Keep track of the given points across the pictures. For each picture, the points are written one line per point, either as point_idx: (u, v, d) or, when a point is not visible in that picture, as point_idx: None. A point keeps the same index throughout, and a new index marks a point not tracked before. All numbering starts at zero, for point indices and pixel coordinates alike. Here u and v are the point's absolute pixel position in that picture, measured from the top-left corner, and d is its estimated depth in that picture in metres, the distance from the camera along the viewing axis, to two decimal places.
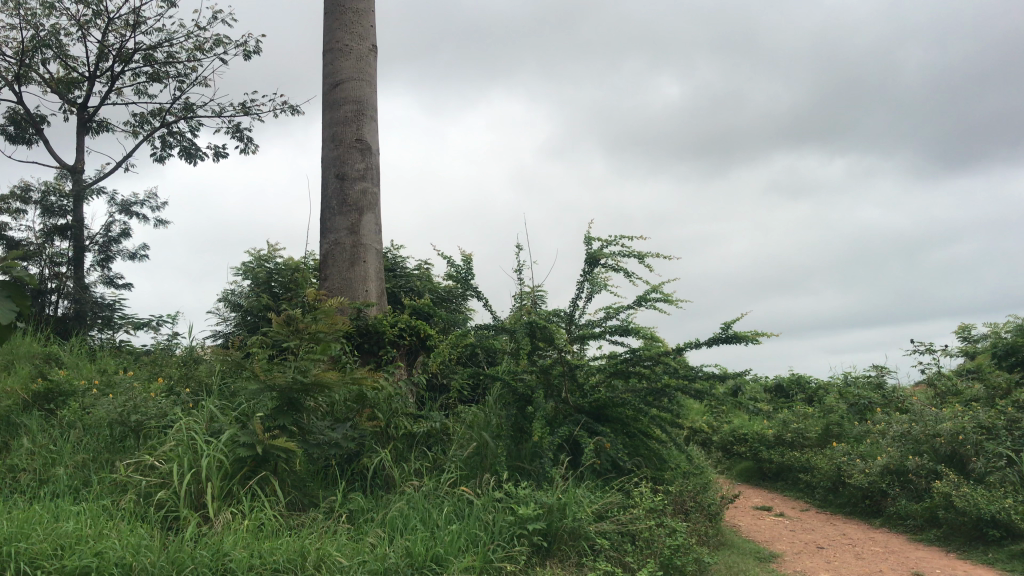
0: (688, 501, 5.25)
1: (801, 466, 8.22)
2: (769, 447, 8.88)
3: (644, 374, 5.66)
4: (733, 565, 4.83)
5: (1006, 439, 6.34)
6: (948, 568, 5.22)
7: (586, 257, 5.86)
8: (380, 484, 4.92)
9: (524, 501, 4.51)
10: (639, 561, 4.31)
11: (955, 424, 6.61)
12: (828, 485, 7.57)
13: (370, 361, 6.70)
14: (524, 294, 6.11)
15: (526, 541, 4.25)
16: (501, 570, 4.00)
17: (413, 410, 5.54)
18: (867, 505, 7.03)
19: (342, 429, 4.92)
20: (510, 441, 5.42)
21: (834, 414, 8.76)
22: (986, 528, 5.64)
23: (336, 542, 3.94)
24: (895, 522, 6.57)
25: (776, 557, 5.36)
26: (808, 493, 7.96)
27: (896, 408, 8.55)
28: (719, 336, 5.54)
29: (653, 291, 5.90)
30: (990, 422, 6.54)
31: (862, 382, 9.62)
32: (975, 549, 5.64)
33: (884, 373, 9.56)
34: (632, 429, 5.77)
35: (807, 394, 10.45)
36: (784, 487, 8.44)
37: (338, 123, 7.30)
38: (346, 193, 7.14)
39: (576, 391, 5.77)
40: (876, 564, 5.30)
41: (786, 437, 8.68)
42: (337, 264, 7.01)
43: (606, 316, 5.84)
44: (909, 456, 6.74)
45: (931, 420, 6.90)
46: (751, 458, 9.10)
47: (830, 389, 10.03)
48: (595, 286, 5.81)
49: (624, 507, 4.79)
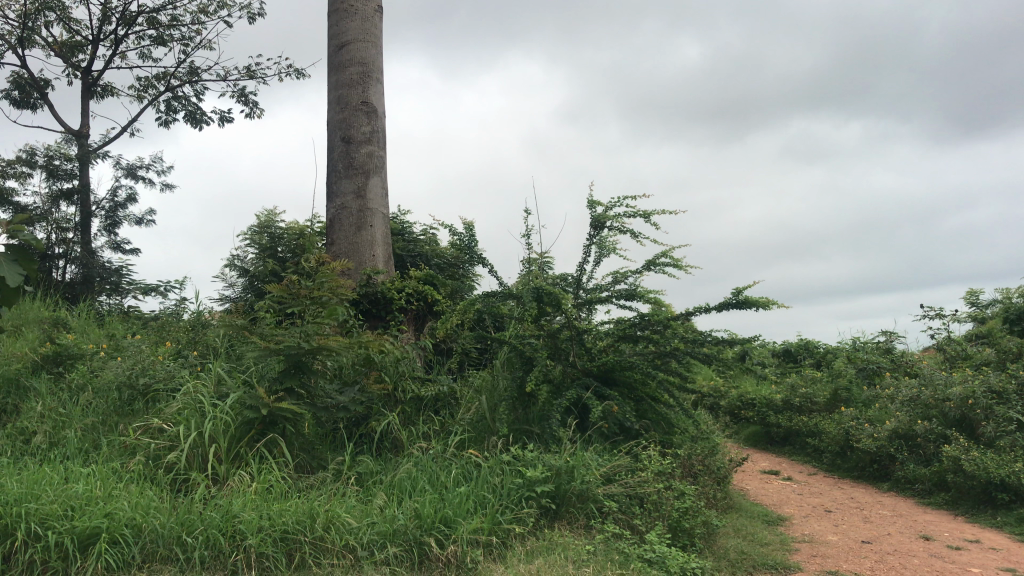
0: (696, 463, 5.24)
1: (809, 430, 8.23)
2: (776, 411, 8.90)
3: (653, 339, 5.68)
4: (741, 528, 4.85)
5: (1016, 403, 6.29)
6: (956, 531, 5.23)
7: (591, 221, 5.79)
8: (388, 447, 4.93)
9: (532, 464, 4.53)
10: (647, 523, 4.32)
11: (965, 388, 6.57)
12: (836, 449, 7.58)
13: (378, 325, 6.69)
14: (531, 261, 6.07)
15: (534, 503, 4.28)
16: (510, 532, 4.02)
17: (420, 373, 5.52)
18: (875, 470, 7.04)
19: (350, 393, 4.92)
20: (518, 404, 5.42)
21: (842, 378, 8.74)
22: (995, 492, 5.64)
23: (345, 504, 3.95)
24: (903, 486, 6.58)
25: (784, 520, 5.37)
26: (816, 457, 7.97)
27: (904, 373, 8.53)
28: (728, 302, 5.51)
29: (662, 255, 5.85)
30: (1000, 386, 6.49)
31: (870, 348, 9.61)
32: (983, 512, 5.65)
33: (893, 337, 9.54)
34: (640, 393, 5.74)
35: (815, 359, 10.45)
36: (792, 451, 8.45)
37: (344, 86, 7.22)
38: (352, 156, 7.09)
39: (584, 355, 5.75)
40: (885, 527, 5.30)
41: (793, 402, 8.69)
42: (344, 228, 6.98)
43: (614, 280, 5.79)
44: (918, 420, 6.71)
45: (941, 385, 6.86)
46: (758, 422, 9.13)
47: (838, 354, 10.02)
48: (602, 250, 5.77)
49: (631, 470, 4.79)
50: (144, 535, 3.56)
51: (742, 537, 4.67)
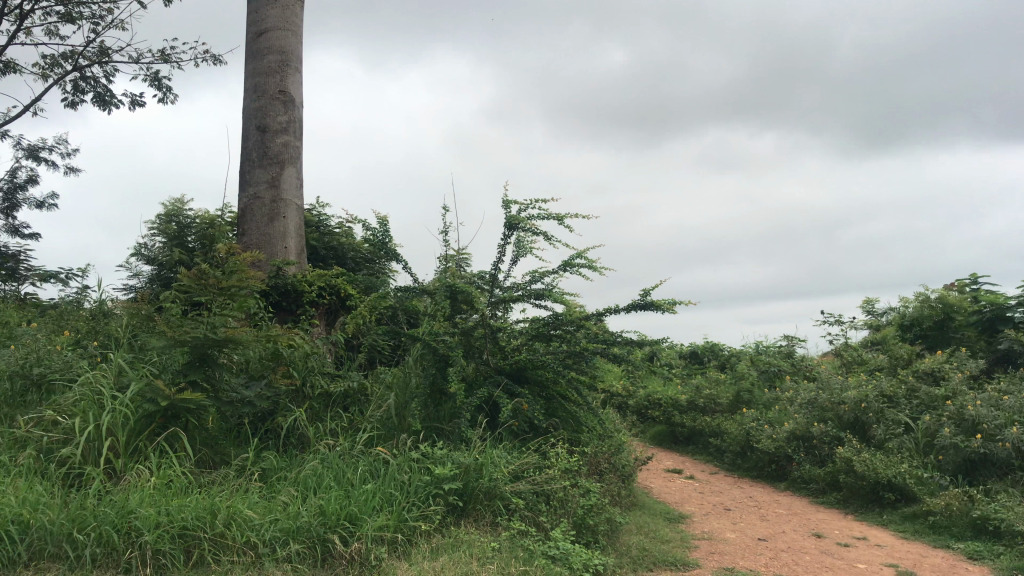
0: (603, 462, 5.32)
1: (712, 431, 8.45)
2: (682, 411, 9.11)
3: (564, 338, 5.78)
4: (643, 525, 4.95)
5: (905, 406, 6.60)
6: (846, 529, 5.44)
7: (505, 221, 5.81)
8: (294, 443, 4.86)
9: (441, 461, 4.53)
10: (553, 520, 4.37)
11: (858, 392, 6.85)
12: (737, 449, 7.81)
13: (288, 320, 6.58)
14: (448, 258, 6.11)
15: (441, 500, 4.28)
16: (415, 529, 4.02)
17: (329, 368, 5.46)
18: (773, 470, 7.28)
19: (257, 387, 4.81)
20: (428, 401, 5.39)
21: (745, 380, 9.01)
22: (883, 491, 5.90)
23: (248, 500, 3.88)
24: (798, 485, 6.82)
25: (685, 518, 5.51)
26: (718, 457, 8.19)
27: (803, 377, 8.85)
28: (637, 303, 5.61)
29: (577, 255, 5.92)
30: (891, 391, 6.80)
31: (772, 352, 9.93)
32: (871, 511, 5.90)
33: (794, 342, 9.89)
34: (551, 391, 5.79)
35: (720, 361, 10.75)
36: (695, 450, 8.67)
37: (261, 74, 7.07)
38: (267, 145, 6.95)
39: (497, 353, 5.75)
40: (780, 525, 5.48)
41: (698, 402, 8.91)
42: (256, 218, 6.84)
43: (530, 280, 5.84)
44: (814, 423, 6.97)
45: (837, 388, 7.14)
46: (664, 422, 9.34)
47: (742, 357, 10.34)
48: (518, 250, 5.80)
49: (539, 468, 4.82)
50: (32, 532, 3.43)
51: (644, 534, 4.77)
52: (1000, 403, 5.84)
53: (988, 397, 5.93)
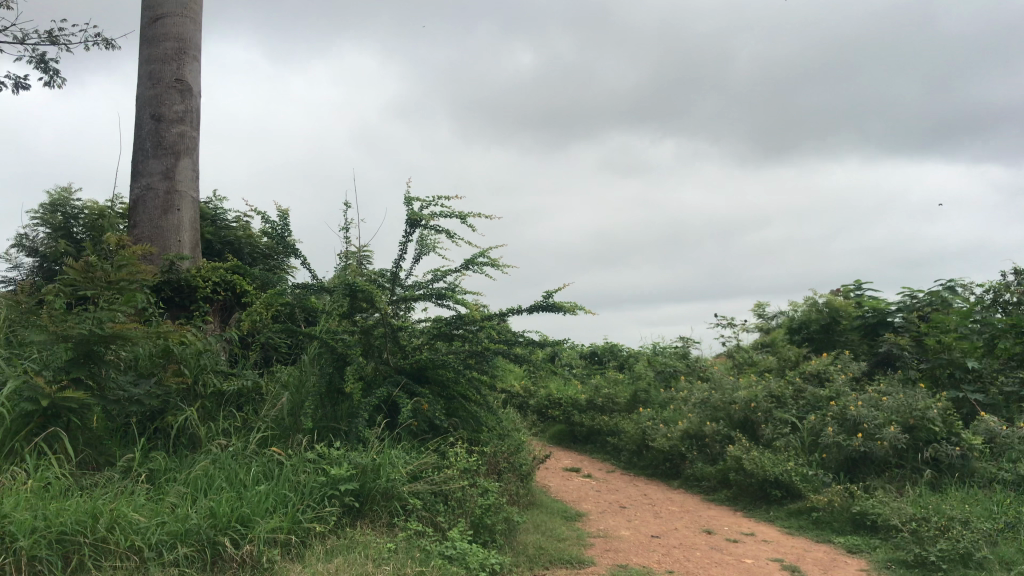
0: (501, 461, 5.34)
1: (609, 430, 8.59)
2: (580, 410, 9.24)
3: (466, 338, 5.77)
4: (540, 524, 4.99)
5: (792, 406, 6.86)
6: (734, 525, 5.62)
7: (406, 218, 5.76)
8: (184, 443, 4.71)
9: (337, 462, 4.46)
10: (450, 521, 4.36)
11: (748, 392, 7.08)
12: (633, 448, 7.97)
13: (180, 316, 6.37)
14: (349, 255, 6.02)
15: (337, 501, 4.21)
16: (310, 531, 3.94)
17: (222, 366, 5.31)
18: (667, 468, 7.45)
19: (145, 385, 4.61)
20: (325, 400, 5.28)
21: (642, 380, 9.20)
22: (770, 488, 6.11)
23: (133, 503, 3.73)
24: (691, 483, 7.01)
25: (581, 516, 5.58)
26: (614, 456, 8.34)
27: (698, 377, 9.10)
28: (539, 304, 5.66)
29: (480, 254, 5.92)
30: (779, 391, 7.05)
31: (669, 353, 10.17)
32: (759, 507, 6.11)
33: (689, 343, 10.15)
34: (451, 391, 5.79)
35: (618, 361, 10.95)
36: (592, 449, 8.80)
37: (156, 60, 6.82)
38: (161, 135, 6.71)
39: (397, 353, 5.72)
40: (672, 522, 5.62)
41: (596, 402, 9.04)
42: (148, 210, 6.59)
43: (432, 279, 5.80)
44: (707, 422, 7.16)
45: (728, 389, 7.36)
46: (563, 421, 9.45)
47: (639, 357, 10.56)
48: (420, 248, 5.77)
49: (438, 468, 4.80)
50: None
51: (540, 533, 4.81)
52: (879, 403, 6.13)
53: (868, 398, 6.21)
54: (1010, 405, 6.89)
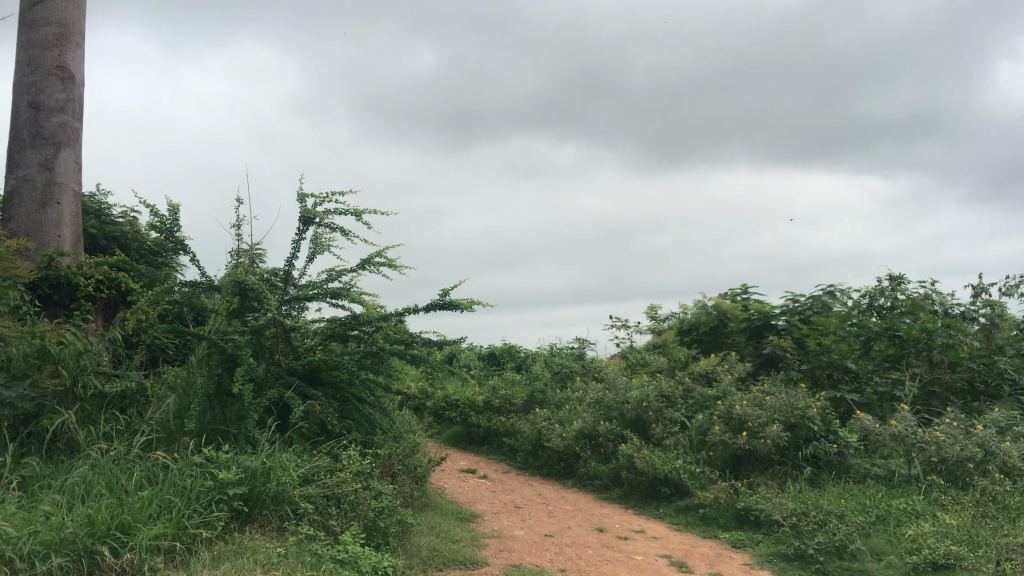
0: (396, 463, 5.30)
1: (505, 430, 8.64)
2: (477, 411, 9.25)
3: (361, 338, 5.71)
4: (434, 526, 4.97)
5: (681, 405, 7.05)
6: (625, 523, 5.73)
7: (299, 215, 5.65)
8: (61, 449, 4.49)
9: (225, 466, 4.33)
10: (343, 524, 4.30)
11: (641, 392, 7.24)
12: (528, 449, 8.03)
13: (59, 315, 6.07)
14: (241, 253, 5.87)
15: (224, 506, 4.09)
16: (196, 537, 3.82)
17: (104, 368, 5.09)
18: (561, 467, 7.54)
19: (19, 388, 4.37)
20: (213, 403, 5.13)
21: (539, 381, 9.29)
22: (660, 486, 6.27)
23: (3, 512, 3.53)
24: (584, 482, 7.12)
25: (476, 517, 5.59)
26: (510, 456, 8.38)
27: (592, 378, 9.25)
28: (435, 302, 5.64)
29: (376, 254, 5.86)
30: (670, 391, 7.24)
31: (565, 353, 10.30)
32: (649, 505, 6.26)
33: (585, 344, 10.31)
34: (345, 393, 5.70)
35: (515, 362, 11.02)
36: (488, 450, 8.83)
37: (35, 46, 6.48)
38: (40, 124, 6.38)
39: (290, 354, 5.58)
40: (565, 521, 5.69)
41: (493, 403, 9.08)
42: (25, 203, 6.26)
43: (326, 278, 5.71)
44: (601, 422, 7.29)
45: (621, 389, 7.51)
46: (460, 422, 9.45)
47: (536, 358, 10.66)
48: (313, 247, 5.66)
49: (331, 471, 4.73)
50: None
51: (434, 534, 4.79)
52: (763, 403, 6.36)
53: (753, 398, 6.44)
54: (883, 404, 7.27)
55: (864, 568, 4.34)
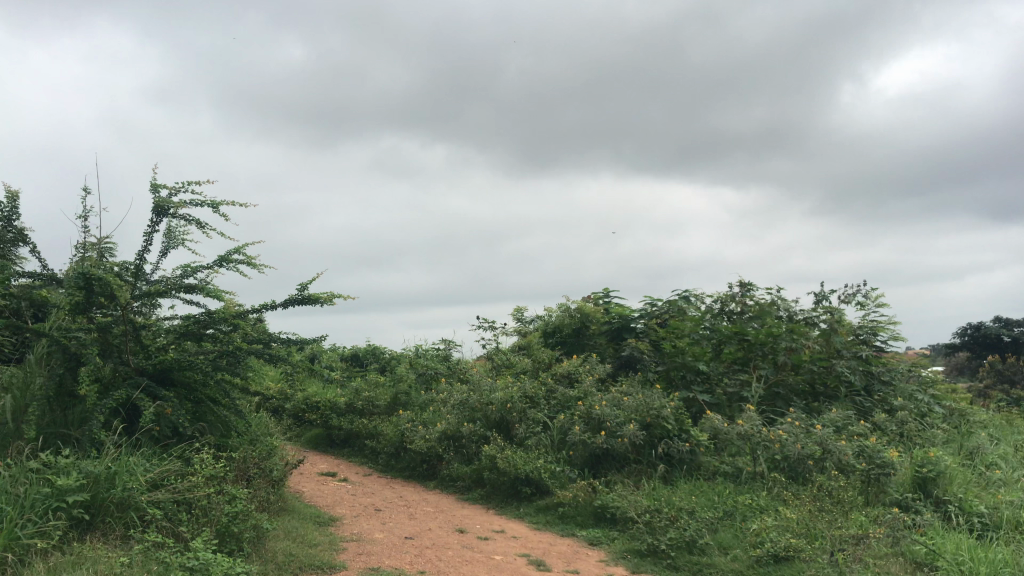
0: (252, 467, 5.14)
1: (368, 432, 8.54)
2: (339, 413, 9.10)
3: (217, 338, 5.52)
4: (291, 530, 4.85)
5: (544, 406, 7.17)
6: (486, 523, 5.77)
7: (152, 205, 5.39)
8: None
9: (65, 471, 4.08)
10: (193, 530, 4.12)
11: (504, 393, 7.30)
12: (391, 451, 7.97)
13: None
14: (88, 246, 5.54)
15: (64, 514, 3.85)
16: (30, 548, 3.57)
17: None
18: (424, 469, 7.51)
19: None
20: (53, 404, 4.83)
21: (403, 382, 9.22)
22: (521, 486, 6.34)
23: None
24: (446, 483, 7.12)
25: (335, 521, 5.49)
26: (372, 459, 8.28)
27: (457, 379, 9.26)
28: (294, 298, 5.54)
29: (235, 251, 5.67)
30: (533, 392, 7.34)
31: (430, 355, 10.28)
32: (510, 505, 6.32)
33: (450, 345, 10.32)
34: (199, 395, 5.48)
35: (380, 364, 10.91)
36: (350, 453, 8.70)
37: None
38: None
39: (140, 353, 5.31)
40: (426, 523, 5.67)
41: (356, 405, 8.95)
42: None
43: (181, 274, 5.48)
44: (464, 423, 7.30)
45: (485, 390, 7.55)
46: (321, 425, 9.27)
47: (401, 360, 10.59)
48: (167, 241, 5.42)
49: (181, 475, 4.54)
50: None
51: (291, 539, 4.67)
52: (621, 403, 6.54)
53: (612, 398, 6.61)
54: (731, 404, 7.63)
55: (712, 562, 4.54)
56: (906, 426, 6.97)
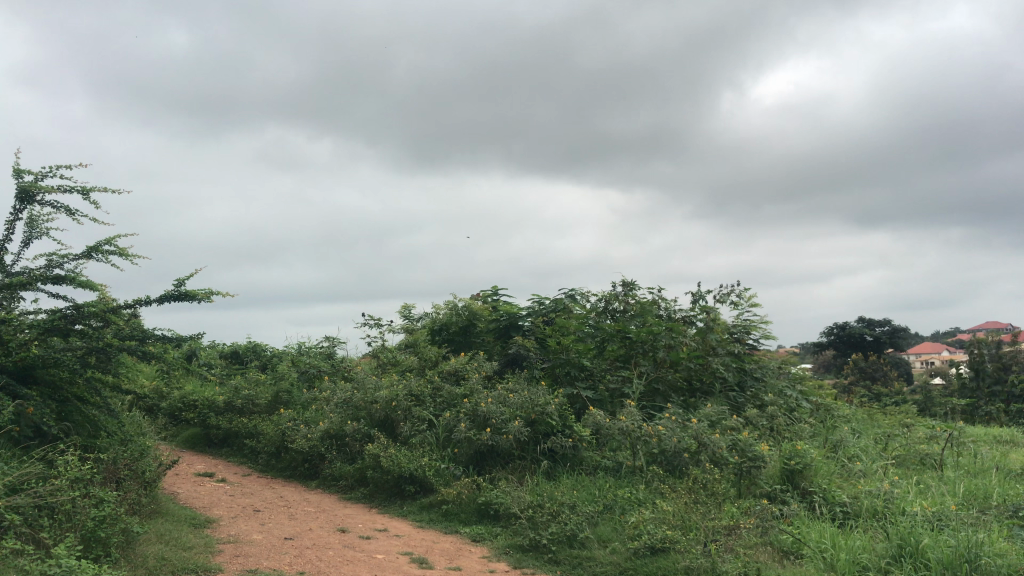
0: (122, 468, 4.92)
1: (247, 431, 8.31)
2: (218, 412, 8.82)
3: (85, 333, 5.26)
4: (164, 534, 4.66)
5: (429, 404, 7.16)
6: (369, 522, 5.71)
7: (16, 191, 5.09)
8: None
9: None
10: (56, 536, 3.90)
11: (389, 391, 7.24)
12: (271, 450, 7.78)
13: None
14: None
15: None
16: None
17: None
18: (306, 469, 7.37)
19: None
20: None
21: (285, 381, 9.02)
22: (404, 484, 6.31)
23: None
24: (328, 483, 7.01)
25: (211, 522, 5.32)
26: (251, 459, 8.07)
27: (341, 377, 9.13)
28: (170, 293, 5.36)
29: (106, 242, 5.42)
30: (418, 390, 7.31)
31: (313, 352, 10.08)
32: (393, 503, 6.28)
33: (335, 343, 10.16)
34: (65, 394, 5.21)
35: (261, 362, 10.63)
36: (228, 453, 8.44)
37: None
38: None
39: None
40: (306, 523, 5.56)
41: (235, 403, 8.69)
42: None
43: (47, 265, 5.20)
44: (347, 422, 7.20)
45: (370, 388, 7.47)
46: (198, 424, 8.96)
47: (283, 357, 10.36)
48: (32, 229, 5.13)
49: (44, 478, 4.30)
50: None
51: (163, 543, 4.49)
52: (506, 400, 6.58)
53: (497, 395, 6.65)
54: (613, 400, 7.80)
55: (591, 555, 4.64)
56: (775, 421, 7.30)
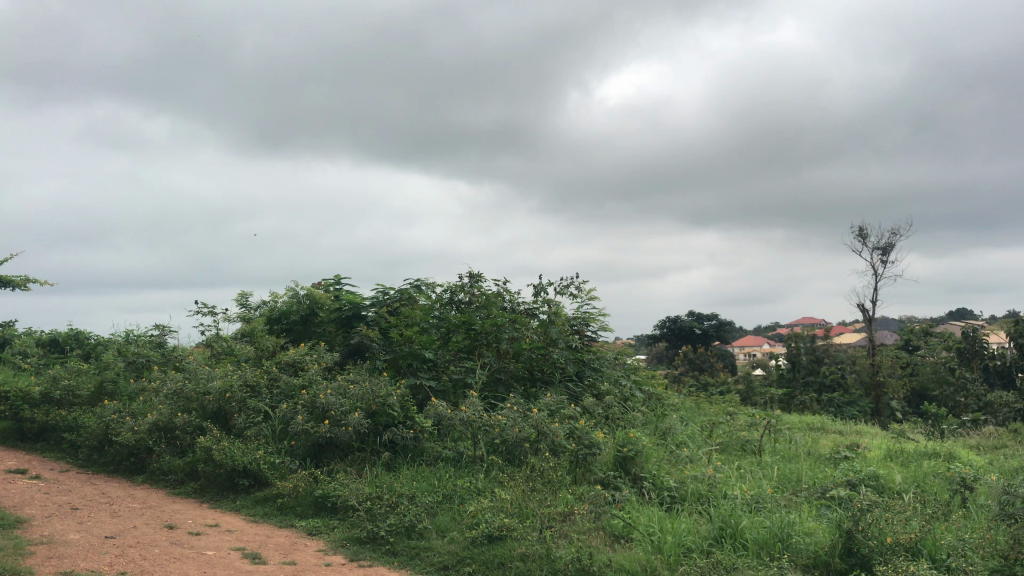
0: None
1: (66, 425, 7.79)
2: (33, 405, 8.22)
3: None
4: None
5: (265, 395, 6.96)
6: (199, 518, 5.48)
7: None
8: None
9: None
10: None
11: (223, 381, 6.96)
12: (93, 444, 7.33)
13: None
14: None
15: None
16: None
17: None
18: (131, 463, 6.99)
19: None
20: None
21: (109, 371, 8.51)
22: (238, 478, 6.09)
23: None
24: (156, 478, 6.68)
25: (22, 522, 4.95)
26: (70, 453, 7.57)
27: (171, 368, 8.71)
28: None
29: None
30: (254, 380, 7.08)
31: (142, 341, 9.56)
32: (225, 498, 6.06)
33: (165, 331, 9.67)
34: None
35: (83, 351, 9.98)
36: (44, 448, 7.88)
37: None
38: None
39: None
40: (130, 520, 5.27)
41: (53, 395, 8.12)
42: None
43: None
44: (177, 414, 6.88)
45: (203, 378, 7.16)
46: (9, 417, 8.31)
47: (108, 346, 9.76)
48: None
49: None
50: None
51: None
52: (346, 391, 6.48)
53: (337, 386, 6.54)
54: (455, 391, 7.85)
55: (429, 545, 4.65)
56: (610, 410, 7.55)
